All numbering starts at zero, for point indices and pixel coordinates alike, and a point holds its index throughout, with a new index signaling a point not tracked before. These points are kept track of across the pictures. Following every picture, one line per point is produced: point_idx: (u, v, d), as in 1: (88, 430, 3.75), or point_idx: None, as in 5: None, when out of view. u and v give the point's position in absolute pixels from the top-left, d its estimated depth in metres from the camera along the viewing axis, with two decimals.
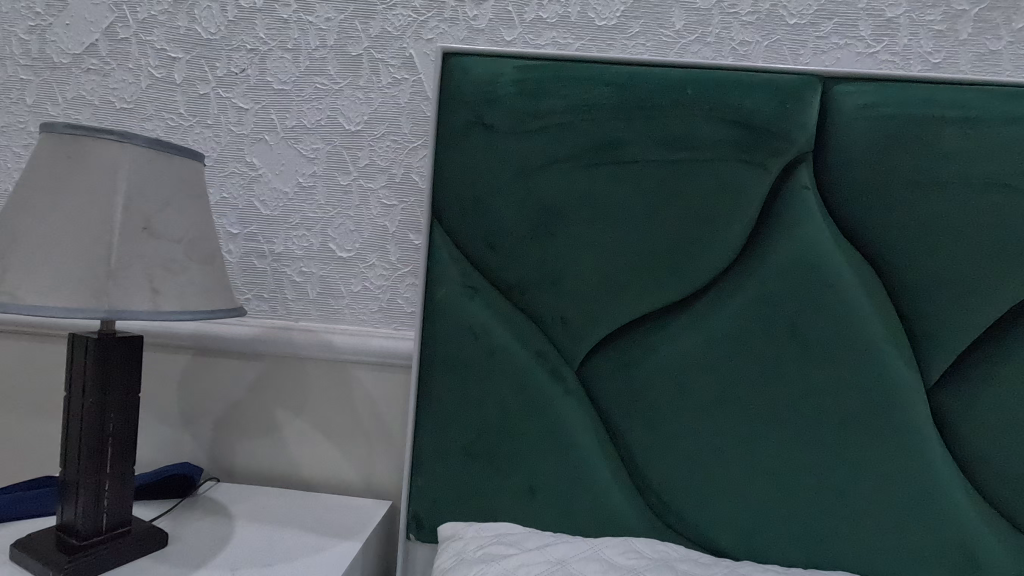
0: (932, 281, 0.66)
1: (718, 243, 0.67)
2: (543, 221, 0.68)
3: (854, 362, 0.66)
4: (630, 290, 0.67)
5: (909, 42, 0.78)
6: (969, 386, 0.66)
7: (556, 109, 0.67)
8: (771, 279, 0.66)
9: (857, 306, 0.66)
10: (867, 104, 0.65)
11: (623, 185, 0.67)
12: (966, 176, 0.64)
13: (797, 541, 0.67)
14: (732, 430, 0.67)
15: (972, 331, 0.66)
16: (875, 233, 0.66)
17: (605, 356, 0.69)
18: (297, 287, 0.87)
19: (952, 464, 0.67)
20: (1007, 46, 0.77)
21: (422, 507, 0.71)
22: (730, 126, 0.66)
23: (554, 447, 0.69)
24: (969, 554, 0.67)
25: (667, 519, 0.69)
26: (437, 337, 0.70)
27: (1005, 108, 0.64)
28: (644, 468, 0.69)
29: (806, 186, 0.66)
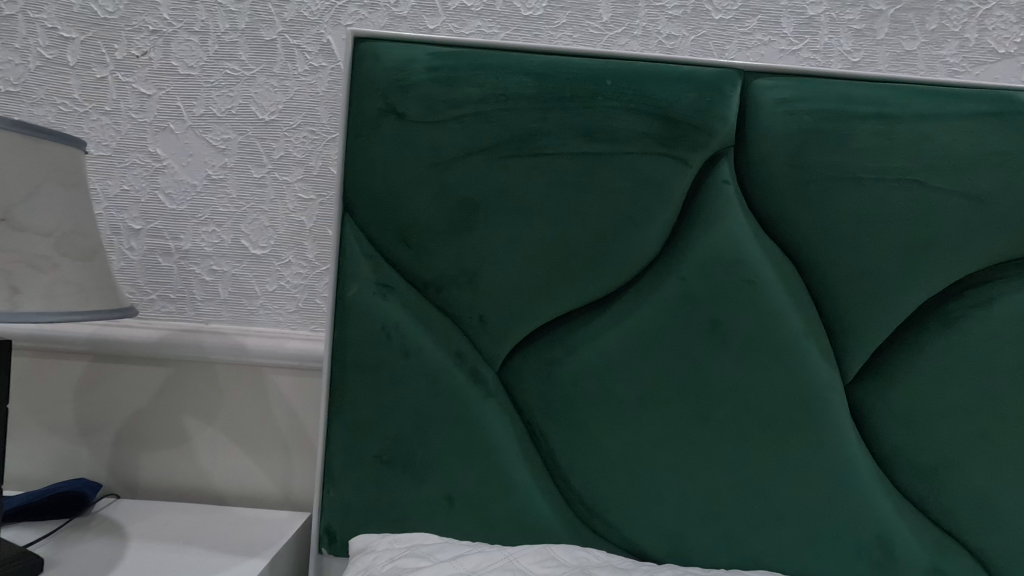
0: (849, 277, 0.66)
1: (638, 238, 0.65)
2: (459, 214, 0.65)
3: (774, 358, 0.66)
4: (551, 287, 0.65)
5: (830, 40, 0.79)
6: (885, 380, 0.67)
7: (471, 97, 0.64)
8: (692, 274, 0.65)
9: (776, 302, 0.65)
10: (785, 99, 0.65)
11: (541, 178, 0.64)
12: (881, 172, 0.65)
13: (721, 541, 0.66)
14: (654, 430, 0.66)
15: (887, 326, 0.66)
16: (793, 228, 0.66)
17: (526, 356, 0.66)
18: (207, 287, 0.81)
19: (869, 458, 0.67)
20: (922, 47, 0.78)
21: (334, 519, 0.67)
22: (649, 118, 0.64)
23: (473, 452, 0.66)
24: (885, 548, 0.67)
25: (592, 523, 0.67)
26: (349, 339, 0.66)
27: (917, 105, 0.64)
28: (567, 472, 0.66)
29: (727, 180, 0.65)
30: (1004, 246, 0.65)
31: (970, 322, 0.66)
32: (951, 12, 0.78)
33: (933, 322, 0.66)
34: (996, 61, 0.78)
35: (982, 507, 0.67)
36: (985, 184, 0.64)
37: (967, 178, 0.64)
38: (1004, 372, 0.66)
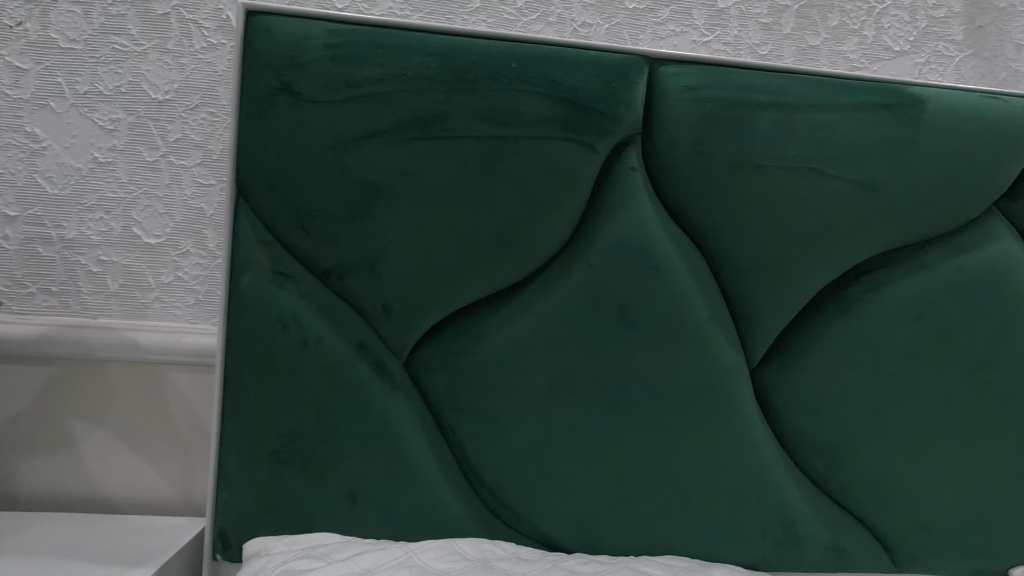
0: (752, 263, 0.67)
1: (546, 224, 0.64)
2: (360, 199, 0.62)
3: (680, 345, 0.66)
4: (457, 274, 0.64)
5: (739, 33, 0.80)
6: (787, 365, 0.68)
7: (370, 77, 0.61)
8: (599, 261, 0.65)
9: (682, 288, 0.66)
10: (690, 86, 0.65)
11: (445, 161, 0.62)
12: (781, 160, 0.66)
13: (632, 527, 0.66)
14: (563, 419, 0.65)
15: (788, 311, 0.68)
16: (698, 215, 0.66)
17: (433, 346, 0.64)
18: (94, 279, 0.75)
19: (773, 440, 0.68)
20: (824, 42, 0.81)
21: (228, 522, 0.63)
22: (555, 103, 0.63)
23: (378, 446, 0.63)
24: (788, 528, 0.69)
25: (502, 515, 0.66)
26: (243, 331, 0.62)
27: (814, 95, 0.66)
28: (476, 463, 0.65)
29: (634, 167, 0.65)
30: (894, 232, 0.68)
31: (865, 307, 0.68)
32: (851, 10, 0.81)
33: (831, 306, 0.68)
34: (892, 58, 0.81)
35: (876, 484, 0.69)
36: (876, 173, 0.67)
37: (860, 167, 0.67)
38: (896, 354, 0.68)
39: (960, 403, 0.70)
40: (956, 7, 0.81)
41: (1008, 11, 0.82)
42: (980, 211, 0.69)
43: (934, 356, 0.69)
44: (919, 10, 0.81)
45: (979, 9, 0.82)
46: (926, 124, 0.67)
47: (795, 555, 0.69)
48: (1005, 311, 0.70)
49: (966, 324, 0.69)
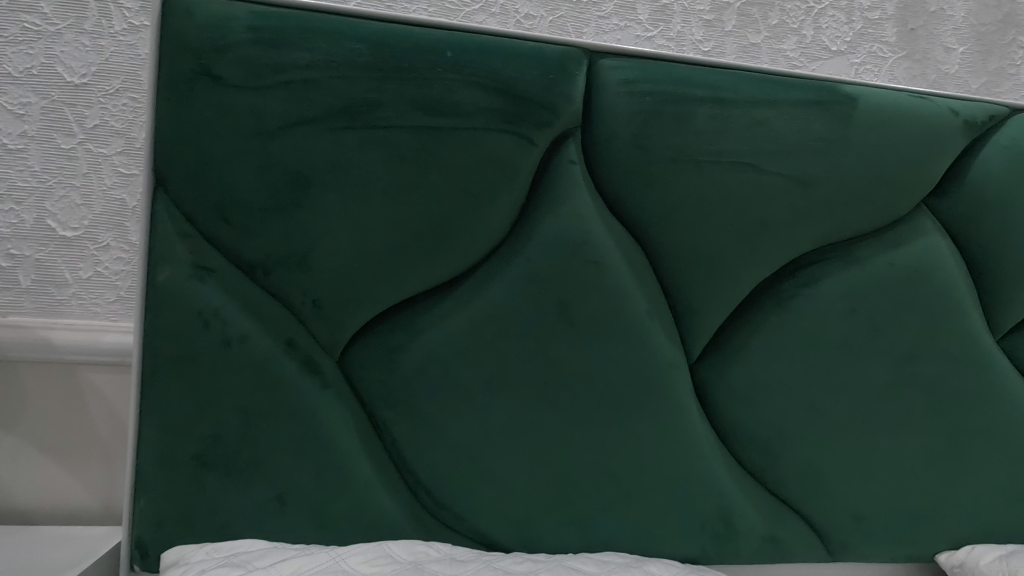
0: (690, 258, 0.67)
1: (483, 218, 0.63)
2: (288, 190, 0.59)
3: (619, 340, 0.66)
4: (391, 269, 0.62)
5: (682, 29, 0.80)
6: (726, 359, 0.69)
7: (298, 62, 0.58)
8: (538, 256, 0.64)
9: (621, 282, 0.65)
10: (629, 80, 0.65)
11: (377, 152, 0.60)
12: (718, 156, 0.66)
13: (572, 524, 0.66)
14: (501, 416, 0.64)
15: (726, 306, 0.69)
16: (637, 210, 0.66)
17: (366, 343, 0.62)
18: (3, 274, 0.70)
19: (711, 435, 0.69)
20: (765, 41, 0.82)
21: (146, 530, 0.59)
22: (492, 94, 0.62)
23: (307, 448, 0.61)
24: (726, 521, 0.69)
25: (440, 516, 0.64)
26: (162, 329, 0.59)
27: (750, 91, 0.66)
28: (413, 463, 0.63)
29: (573, 161, 0.64)
30: (828, 228, 0.69)
31: (801, 302, 0.69)
32: (790, 9, 0.82)
33: (767, 301, 0.69)
34: (829, 58, 0.83)
35: (811, 475, 0.71)
36: (811, 169, 0.68)
37: (795, 162, 0.67)
38: (829, 347, 0.70)
39: (891, 395, 0.71)
40: (890, 10, 0.83)
41: (938, 14, 0.84)
42: (909, 208, 0.71)
43: (866, 349, 0.70)
44: (855, 11, 0.83)
45: (911, 12, 0.84)
46: (858, 122, 0.68)
47: (733, 548, 0.69)
48: (931, 305, 0.72)
49: (896, 318, 0.71)
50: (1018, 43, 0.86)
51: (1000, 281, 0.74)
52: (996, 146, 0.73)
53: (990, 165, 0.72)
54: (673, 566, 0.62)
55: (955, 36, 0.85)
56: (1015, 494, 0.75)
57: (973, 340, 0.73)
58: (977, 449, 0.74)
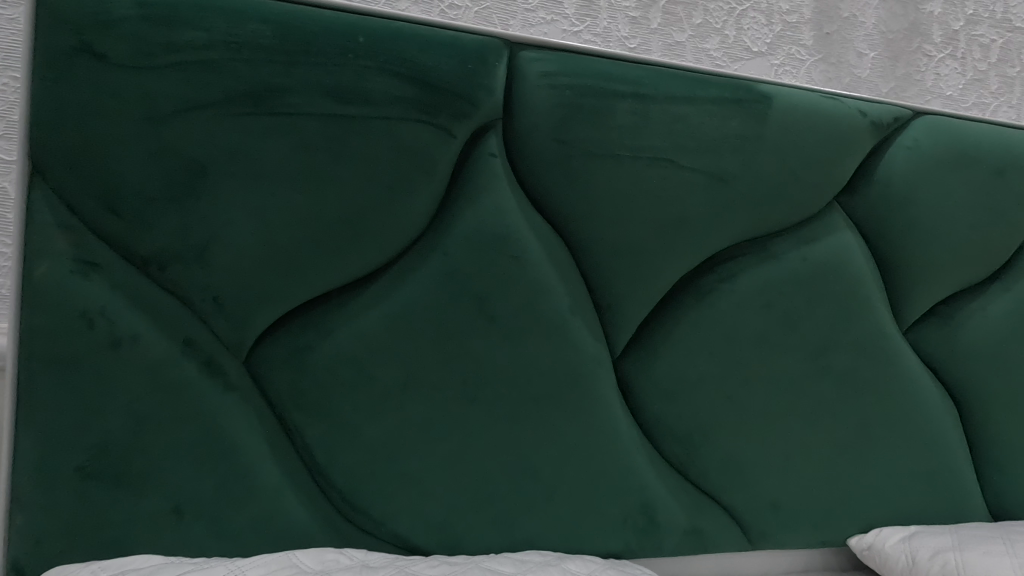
0: (612, 253, 0.67)
1: (399, 211, 0.61)
2: (184, 179, 0.55)
3: (540, 336, 0.65)
4: (300, 264, 0.59)
5: (608, 25, 0.80)
6: (648, 354, 0.69)
7: (194, 42, 0.54)
8: (457, 251, 0.62)
9: (543, 278, 0.65)
10: (549, 73, 0.64)
11: (283, 140, 0.57)
12: (638, 151, 0.67)
13: (494, 524, 0.64)
14: (419, 415, 0.62)
15: (648, 300, 0.69)
16: (559, 205, 0.66)
17: (274, 342, 0.59)
18: None
19: (634, 429, 0.69)
20: (689, 39, 0.83)
21: (23, 550, 0.54)
22: (407, 82, 0.60)
23: (208, 454, 0.57)
24: (648, 514, 0.69)
25: (356, 521, 0.62)
26: (39, 330, 0.53)
27: (669, 88, 0.67)
28: (325, 467, 0.60)
29: (493, 153, 0.63)
30: (745, 224, 0.70)
31: (720, 296, 0.70)
32: (713, 10, 0.83)
33: (687, 296, 0.70)
34: (751, 59, 0.85)
35: (730, 466, 0.72)
36: (728, 166, 0.69)
37: (713, 159, 0.68)
38: (747, 340, 0.71)
39: (806, 386, 0.73)
40: (806, 14, 0.86)
41: (851, 21, 0.88)
42: (822, 205, 0.74)
43: (781, 341, 0.72)
44: (774, 14, 0.85)
45: (826, 17, 0.87)
46: (773, 120, 0.70)
47: (655, 541, 0.70)
48: (843, 298, 0.74)
49: (810, 311, 0.73)
50: (924, 50, 0.91)
51: (905, 276, 0.78)
52: (901, 146, 0.76)
53: (895, 165, 0.76)
54: (592, 562, 0.62)
55: (866, 42, 0.89)
56: (919, 478, 0.79)
57: (881, 332, 0.76)
58: (885, 436, 0.77)
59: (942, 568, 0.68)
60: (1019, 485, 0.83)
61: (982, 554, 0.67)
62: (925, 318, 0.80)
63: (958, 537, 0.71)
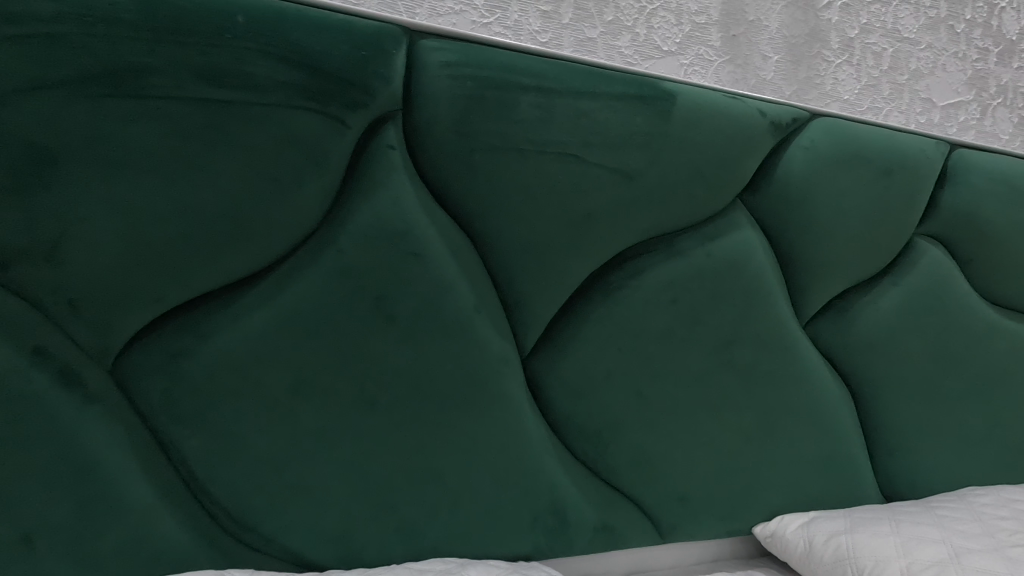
0: (519, 250, 0.66)
1: (286, 206, 0.57)
2: (30, 167, 0.49)
3: (443, 336, 0.62)
4: (173, 262, 0.54)
5: (519, 18, 0.78)
6: (556, 352, 0.68)
7: (39, 13, 0.48)
8: (352, 248, 0.59)
9: (446, 276, 0.62)
10: (449, 63, 0.62)
11: (150, 126, 0.52)
12: (543, 146, 0.66)
13: (396, 533, 0.62)
14: (312, 423, 0.58)
15: (556, 298, 0.68)
16: (462, 200, 0.63)
17: (144, 348, 0.53)
18: None
19: (543, 428, 0.68)
20: (601, 36, 0.82)
21: None
22: (293, 67, 0.56)
23: (67, 474, 0.51)
24: (558, 514, 0.69)
25: (243, 539, 0.57)
26: None
27: (574, 82, 0.66)
28: (207, 483, 0.56)
29: (391, 145, 0.60)
30: (651, 221, 0.71)
31: (628, 292, 0.70)
32: (624, 7, 0.83)
33: (596, 292, 0.70)
34: (661, 57, 0.86)
35: (639, 461, 0.72)
36: (633, 162, 0.69)
37: (619, 155, 0.68)
38: (654, 336, 0.72)
39: (711, 380, 0.75)
40: (714, 16, 0.88)
41: (756, 24, 0.90)
42: (726, 202, 0.75)
43: (687, 336, 0.73)
44: (683, 15, 0.86)
45: (733, 19, 0.89)
46: (677, 118, 0.71)
47: (566, 540, 0.69)
48: (746, 294, 0.76)
49: (715, 307, 0.74)
50: (823, 55, 0.95)
51: (804, 271, 0.81)
52: (799, 146, 0.79)
53: (794, 164, 0.78)
54: (496, 568, 0.60)
55: (770, 45, 0.91)
56: (819, 465, 0.82)
57: (781, 326, 0.79)
58: (788, 426, 0.80)
59: (834, 552, 0.70)
60: (908, 467, 0.88)
61: (870, 535, 0.70)
62: (822, 311, 0.83)
63: (850, 520, 0.74)
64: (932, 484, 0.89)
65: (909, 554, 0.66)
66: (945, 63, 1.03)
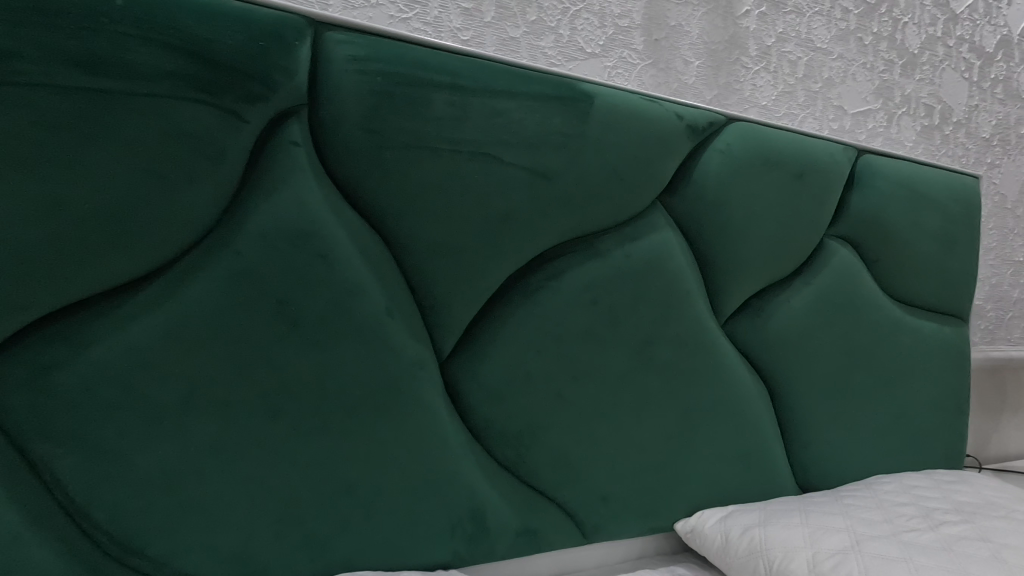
0: (434, 251, 0.64)
1: (176, 205, 0.53)
2: None
3: (353, 342, 0.60)
4: (44, 265, 0.49)
5: (439, 14, 0.77)
6: (475, 355, 0.67)
7: None
8: (252, 250, 0.56)
9: (355, 278, 0.60)
10: (357, 57, 0.59)
11: (13, 115, 0.47)
12: (457, 145, 0.64)
13: (304, 548, 0.59)
14: (208, 436, 0.55)
15: (474, 300, 0.67)
16: (373, 201, 0.61)
17: (9, 361, 0.48)
18: None
19: (462, 433, 0.67)
20: (524, 36, 0.82)
21: None
22: (182, 57, 0.52)
23: None
24: (479, 520, 0.67)
25: (130, 564, 0.53)
26: None
27: (489, 81, 0.65)
28: (87, 505, 0.51)
29: (294, 142, 0.57)
30: (570, 222, 0.71)
31: (547, 294, 0.70)
32: (548, 7, 0.83)
33: (515, 294, 0.69)
34: (584, 59, 0.86)
35: (562, 463, 0.72)
36: (551, 163, 0.69)
37: (536, 156, 0.68)
38: (574, 337, 0.71)
39: (631, 380, 0.76)
40: (637, 19, 0.89)
41: (678, 29, 0.92)
42: (645, 204, 0.76)
43: (607, 337, 0.74)
44: (606, 17, 0.87)
45: (655, 24, 0.90)
46: (595, 119, 0.71)
47: (487, 546, 0.68)
48: (665, 294, 0.77)
49: (634, 307, 0.75)
50: (742, 62, 0.98)
51: (721, 272, 0.83)
52: (716, 150, 0.81)
53: (711, 168, 0.80)
54: None
55: (692, 50, 0.93)
56: (737, 460, 0.84)
57: (700, 325, 0.80)
58: (707, 423, 0.81)
59: (748, 545, 0.72)
60: (821, 459, 0.92)
61: (781, 527, 0.72)
62: (739, 310, 0.86)
63: (764, 513, 0.76)
64: (844, 473, 0.94)
65: (815, 545, 0.68)
66: (855, 73, 1.08)
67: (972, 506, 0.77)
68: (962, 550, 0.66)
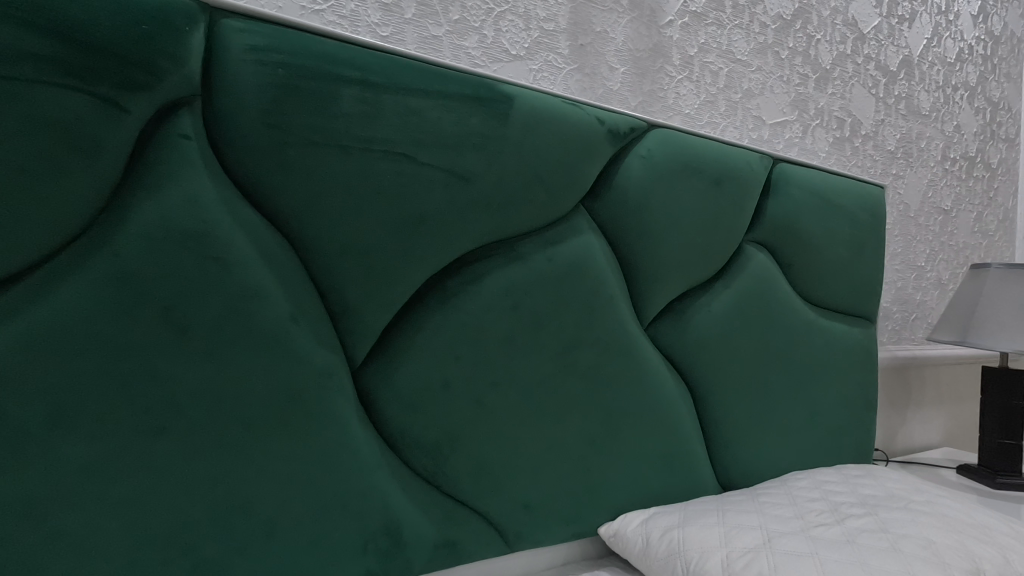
0: (343, 254, 0.61)
1: (41, 201, 0.48)
2: None
3: (251, 350, 0.56)
4: None
5: (355, 8, 0.74)
6: (389, 363, 0.64)
7: None
8: (134, 251, 0.51)
9: (254, 283, 0.56)
10: (257, 47, 0.56)
11: None
12: (368, 143, 0.62)
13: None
14: (80, 456, 0.50)
15: (388, 305, 0.64)
16: (274, 200, 0.58)
17: None
18: None
19: (375, 444, 0.64)
20: (446, 35, 0.80)
21: None
22: (48, 37, 0.47)
23: None
24: (393, 535, 0.64)
25: None
26: None
27: (402, 78, 0.63)
28: None
29: (184, 135, 0.53)
30: (489, 224, 0.69)
31: (466, 298, 0.68)
32: (471, 7, 0.82)
33: (432, 299, 0.67)
34: (509, 61, 0.85)
35: (482, 471, 0.70)
36: (468, 164, 0.67)
37: (452, 156, 0.66)
38: (494, 343, 0.70)
39: (553, 384, 0.75)
40: (562, 24, 0.89)
41: (603, 35, 0.93)
42: (566, 208, 0.76)
43: (528, 342, 0.73)
44: (531, 20, 0.86)
45: (581, 29, 0.91)
46: (514, 121, 0.70)
47: (402, 562, 0.65)
48: (587, 298, 0.77)
49: (556, 311, 0.74)
50: (666, 70, 1.00)
51: (643, 275, 0.84)
52: (637, 155, 0.81)
53: (633, 172, 0.81)
54: None
55: (617, 57, 0.94)
56: (660, 462, 0.85)
57: (622, 329, 0.81)
58: (629, 426, 0.82)
59: (667, 547, 0.73)
60: (741, 458, 0.95)
61: (699, 528, 0.73)
62: (661, 314, 0.87)
63: (684, 514, 0.77)
64: (762, 472, 0.97)
65: (729, 544, 0.70)
66: (773, 85, 1.13)
67: (875, 499, 0.81)
68: (864, 542, 0.69)
